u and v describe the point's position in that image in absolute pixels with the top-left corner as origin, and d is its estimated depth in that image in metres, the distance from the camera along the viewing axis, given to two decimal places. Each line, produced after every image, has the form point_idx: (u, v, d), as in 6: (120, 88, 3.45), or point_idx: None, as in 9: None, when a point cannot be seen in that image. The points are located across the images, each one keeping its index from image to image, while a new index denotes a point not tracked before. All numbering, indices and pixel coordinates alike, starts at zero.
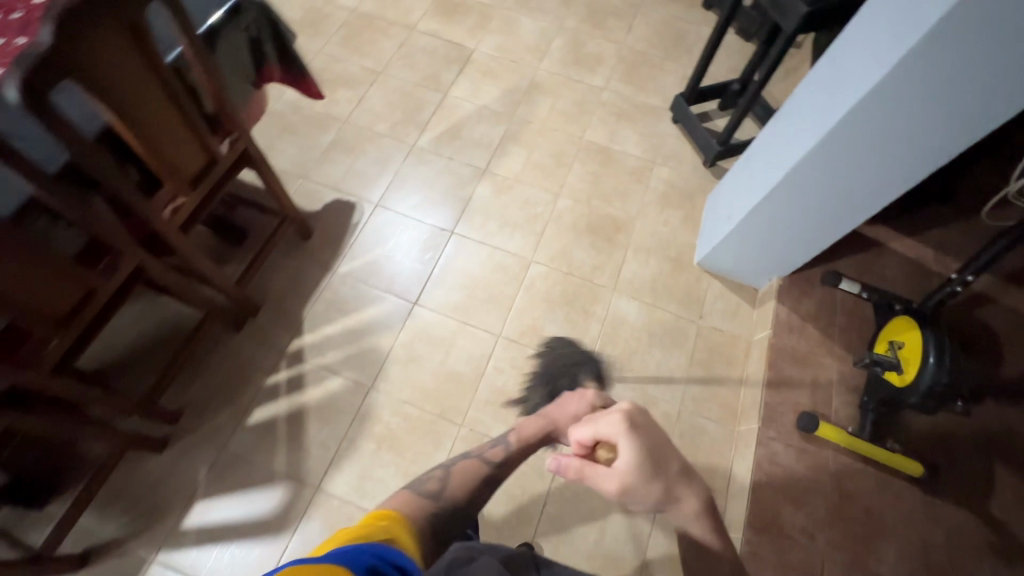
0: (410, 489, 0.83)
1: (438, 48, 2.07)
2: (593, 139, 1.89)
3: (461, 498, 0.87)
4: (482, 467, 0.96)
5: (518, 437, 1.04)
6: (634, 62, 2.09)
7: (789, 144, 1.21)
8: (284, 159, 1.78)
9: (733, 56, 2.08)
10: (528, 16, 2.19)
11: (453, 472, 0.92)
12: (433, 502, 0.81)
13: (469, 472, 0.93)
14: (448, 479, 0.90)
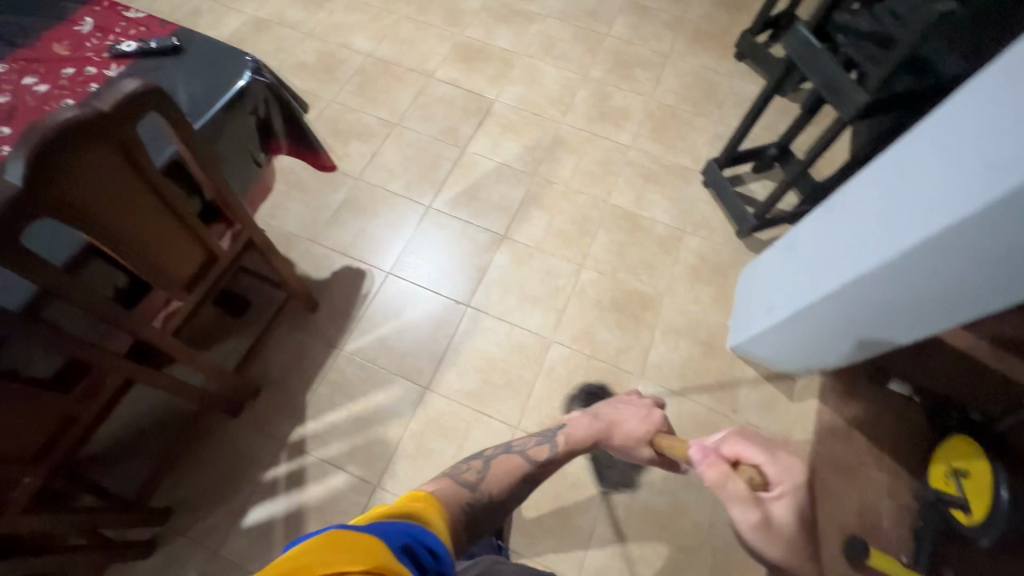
0: (450, 479, 0.74)
1: (457, 98, 1.97)
2: (619, 204, 1.78)
3: (493, 498, 0.76)
4: (521, 468, 0.82)
5: (567, 441, 0.88)
6: (663, 118, 1.99)
7: (848, 250, 1.10)
8: (292, 220, 1.68)
9: (767, 116, 1.97)
10: (552, 65, 2.09)
11: (489, 468, 0.80)
12: (469, 493, 0.73)
13: (505, 464, 0.82)
14: (486, 475, 0.78)
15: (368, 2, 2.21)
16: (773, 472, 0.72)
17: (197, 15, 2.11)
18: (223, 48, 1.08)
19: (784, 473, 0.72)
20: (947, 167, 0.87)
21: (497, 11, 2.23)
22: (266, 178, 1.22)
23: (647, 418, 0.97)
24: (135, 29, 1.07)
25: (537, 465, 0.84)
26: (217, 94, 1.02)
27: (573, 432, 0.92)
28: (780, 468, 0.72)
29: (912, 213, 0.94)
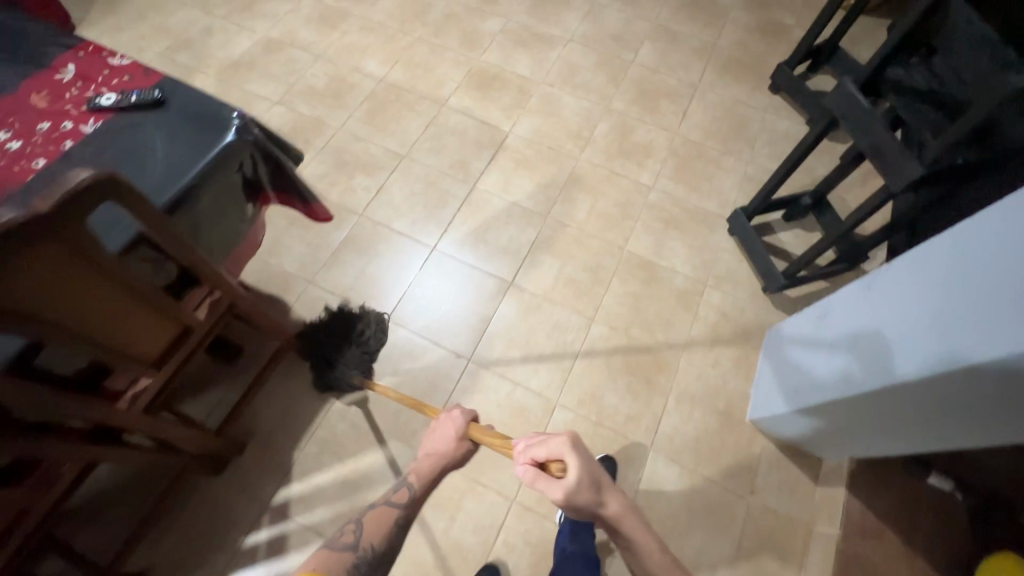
0: (326, 550, 0.80)
1: (469, 129, 1.88)
2: (636, 251, 1.66)
3: (373, 552, 0.83)
4: (387, 518, 0.88)
5: (418, 478, 0.92)
6: (688, 156, 1.86)
7: (882, 346, 0.96)
8: (290, 258, 1.61)
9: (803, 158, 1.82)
10: (572, 94, 1.97)
11: (361, 527, 0.85)
12: (349, 555, 0.80)
13: (375, 523, 0.87)
14: (361, 531, 0.84)
15: (383, 23, 2.13)
16: (558, 448, 0.81)
17: (209, 34, 2.06)
18: (207, 99, 1.00)
19: (562, 447, 0.81)
20: (995, 282, 0.74)
21: (516, 34, 2.12)
22: (252, 233, 1.14)
23: (452, 422, 0.97)
24: (118, 77, 1.01)
25: (404, 507, 0.89)
26: (196, 155, 0.94)
27: (419, 466, 0.95)
28: (561, 439, 0.81)
29: (951, 325, 0.81)
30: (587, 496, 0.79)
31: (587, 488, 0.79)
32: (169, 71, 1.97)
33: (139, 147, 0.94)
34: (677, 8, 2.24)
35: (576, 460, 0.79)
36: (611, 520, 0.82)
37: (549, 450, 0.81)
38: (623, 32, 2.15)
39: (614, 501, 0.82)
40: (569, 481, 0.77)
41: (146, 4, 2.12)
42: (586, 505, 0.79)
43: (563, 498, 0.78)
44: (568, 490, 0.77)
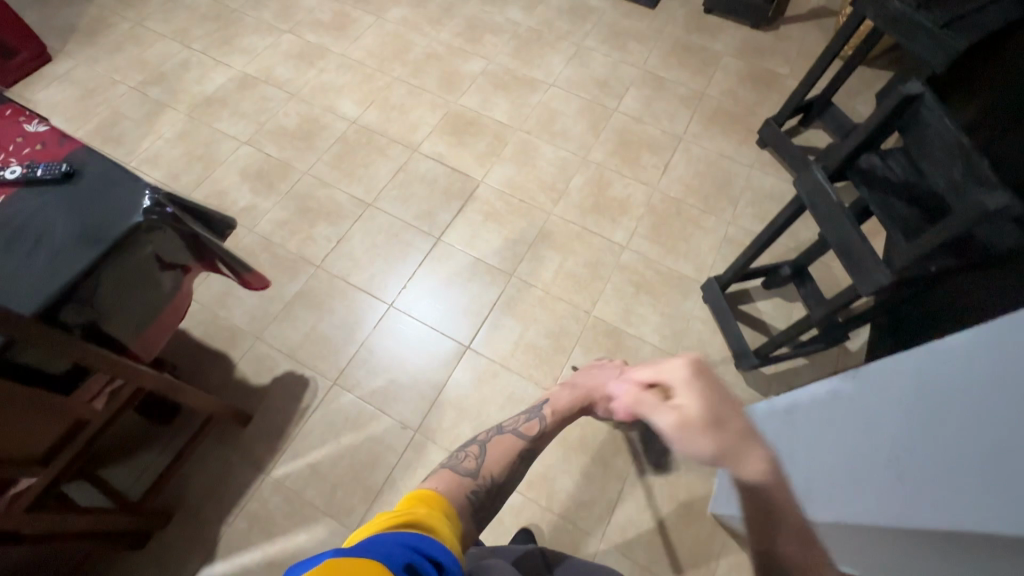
0: (450, 471, 0.75)
1: (439, 176, 1.81)
2: (603, 317, 1.58)
3: (498, 479, 0.78)
4: (515, 446, 0.85)
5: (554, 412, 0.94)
6: (667, 213, 1.77)
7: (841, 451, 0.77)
8: (240, 311, 1.54)
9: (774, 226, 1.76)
10: (550, 143, 1.90)
11: (486, 457, 0.81)
12: (472, 479, 0.74)
13: (499, 449, 0.83)
14: (483, 460, 0.79)
15: (361, 61, 2.08)
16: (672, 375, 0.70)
17: (185, 68, 2.02)
18: (122, 173, 0.95)
19: (689, 373, 0.69)
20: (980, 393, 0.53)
21: (498, 76, 2.06)
22: (174, 308, 1.09)
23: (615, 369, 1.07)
24: (31, 145, 0.95)
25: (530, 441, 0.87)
26: (97, 237, 0.88)
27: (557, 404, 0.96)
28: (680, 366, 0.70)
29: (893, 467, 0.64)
30: (716, 439, 0.60)
31: (708, 425, 0.62)
32: (139, 105, 1.92)
33: (37, 226, 0.88)
34: (666, 53, 2.16)
35: (700, 394, 0.66)
36: (746, 484, 0.60)
37: (667, 374, 0.71)
38: (609, 77, 2.08)
39: (754, 459, 0.59)
40: (684, 410, 0.65)
41: (126, 36, 2.09)
42: (710, 449, 0.61)
43: (674, 427, 0.64)
44: (684, 415, 0.64)
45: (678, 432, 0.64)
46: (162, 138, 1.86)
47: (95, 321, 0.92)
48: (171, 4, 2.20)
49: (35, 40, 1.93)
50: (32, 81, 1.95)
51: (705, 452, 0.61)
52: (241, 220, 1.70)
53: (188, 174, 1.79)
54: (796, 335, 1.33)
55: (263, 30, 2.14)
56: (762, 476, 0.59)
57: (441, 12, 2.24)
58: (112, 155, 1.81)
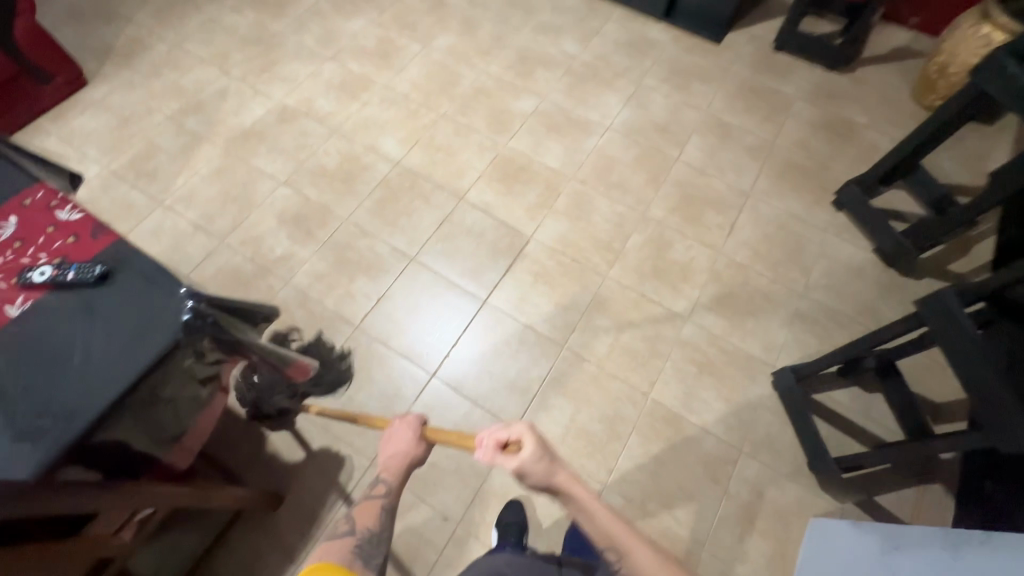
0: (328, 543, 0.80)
1: (487, 230, 1.69)
2: (661, 401, 1.45)
3: (372, 533, 0.82)
4: (374, 508, 0.86)
5: (388, 472, 0.90)
6: (733, 282, 1.63)
7: None
8: None
9: (850, 303, 1.61)
10: (606, 196, 1.76)
11: (355, 518, 0.84)
12: (347, 542, 0.79)
13: (364, 514, 0.85)
14: (354, 521, 0.84)
15: (406, 95, 1.96)
16: (511, 431, 0.79)
17: (223, 96, 1.93)
18: (162, 273, 0.85)
19: (520, 426, 0.80)
20: None
21: (550, 117, 1.92)
22: (210, 409, 0.98)
23: (406, 423, 0.95)
24: (62, 238, 0.86)
25: (385, 497, 0.88)
26: (131, 358, 0.78)
27: (386, 461, 0.92)
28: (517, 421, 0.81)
29: None
30: (539, 467, 0.76)
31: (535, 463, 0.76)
32: (175, 136, 1.83)
33: (68, 345, 0.79)
34: (732, 96, 2.00)
35: (532, 439, 0.77)
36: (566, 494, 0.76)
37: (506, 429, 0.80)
38: (669, 122, 1.93)
39: (564, 473, 0.77)
40: (524, 456, 0.76)
41: (163, 59, 2.01)
42: (538, 476, 0.76)
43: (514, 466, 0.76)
44: (522, 461, 0.76)
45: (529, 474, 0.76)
46: (197, 175, 1.76)
47: (127, 446, 0.83)
48: (211, 25, 2.10)
49: (71, 64, 1.85)
50: (67, 106, 1.88)
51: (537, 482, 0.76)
52: (276, 270, 1.60)
53: (223, 216, 1.69)
54: (903, 458, 1.20)
55: (304, 57, 2.04)
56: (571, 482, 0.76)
57: (491, 42, 2.11)
58: (145, 191, 1.72)
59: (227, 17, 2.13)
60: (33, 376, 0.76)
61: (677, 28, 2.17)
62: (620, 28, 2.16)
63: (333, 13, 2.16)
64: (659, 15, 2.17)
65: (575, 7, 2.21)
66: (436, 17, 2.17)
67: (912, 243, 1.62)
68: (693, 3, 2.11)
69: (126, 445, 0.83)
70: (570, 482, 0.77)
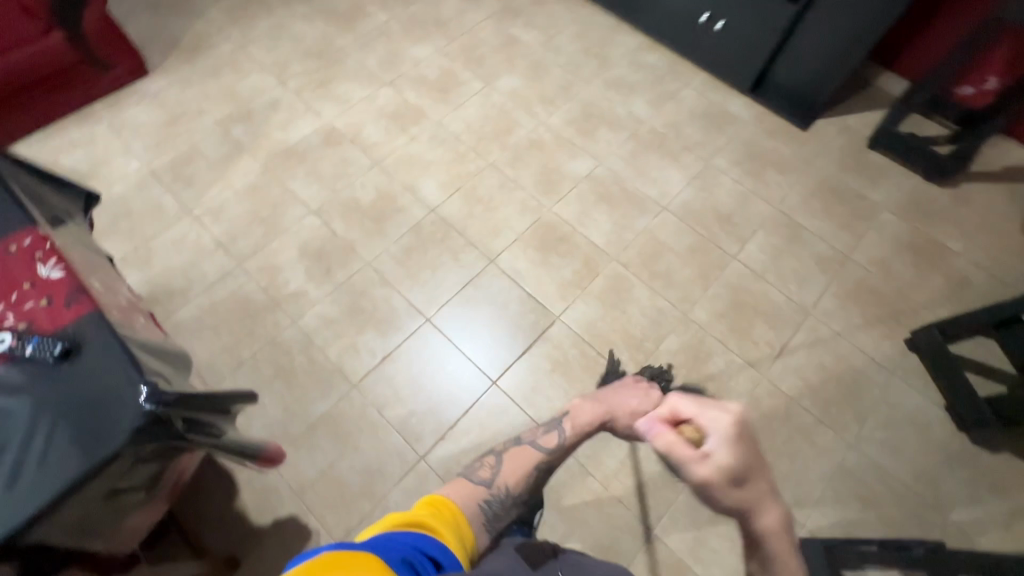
0: (466, 479, 0.77)
1: (512, 301, 1.56)
2: (665, 542, 1.31)
3: (511, 491, 0.79)
4: (531, 460, 0.85)
5: (574, 427, 0.91)
6: (772, 414, 1.44)
7: None
8: (257, 426, 1.37)
9: (906, 467, 1.40)
10: (648, 286, 1.60)
11: (503, 469, 0.82)
12: (485, 489, 0.76)
13: (517, 460, 0.84)
14: (499, 471, 0.81)
15: (457, 135, 1.86)
16: (709, 419, 0.72)
17: (274, 109, 1.88)
18: (127, 362, 0.76)
19: (731, 425, 0.70)
20: None
21: (604, 184, 1.78)
22: (154, 506, 0.88)
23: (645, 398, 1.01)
24: (35, 299, 0.79)
25: (549, 453, 0.87)
26: (66, 467, 0.69)
27: (579, 416, 0.94)
28: (726, 416, 0.72)
29: None
30: (732, 492, 0.65)
31: (733, 477, 0.66)
32: (219, 144, 1.80)
33: (7, 437, 0.71)
34: (810, 194, 1.80)
35: (728, 436, 0.69)
36: (755, 537, 0.65)
37: (705, 419, 0.73)
38: (734, 212, 1.75)
39: (771, 515, 0.65)
40: (715, 456, 0.67)
41: (225, 60, 1.98)
42: (729, 500, 0.65)
43: (701, 476, 0.66)
44: (712, 463, 0.66)
45: (715, 482, 0.65)
46: (231, 188, 1.71)
47: (52, 551, 0.74)
48: (278, 31, 2.07)
49: (134, 55, 1.85)
50: (123, 95, 1.87)
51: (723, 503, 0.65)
52: (287, 307, 1.53)
53: (247, 237, 1.63)
54: None
55: (363, 78, 1.97)
56: (775, 531, 0.64)
57: (557, 90, 1.98)
58: (177, 197, 1.69)
59: (296, 24, 2.09)
60: None
61: (761, 106, 1.97)
62: (699, 97, 1.99)
63: (401, 36, 2.08)
64: (744, 88, 1.98)
65: (654, 66, 2.06)
66: (505, 55, 2.06)
67: (997, 411, 1.38)
68: (784, 82, 1.91)
69: (51, 550, 0.74)
70: (766, 506, 0.65)
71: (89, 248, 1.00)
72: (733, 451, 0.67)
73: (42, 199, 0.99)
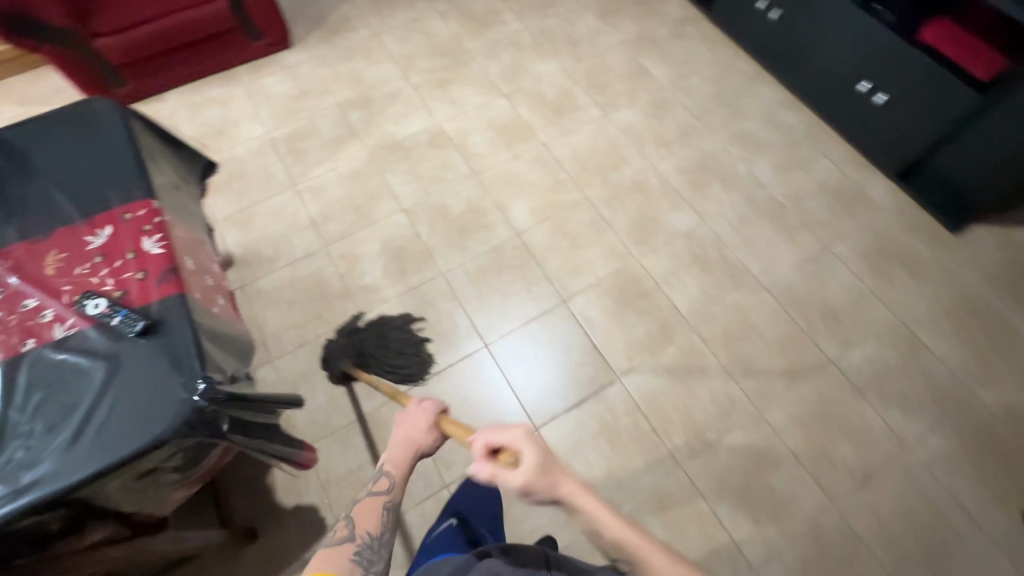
0: (324, 549, 0.73)
1: (574, 349, 1.49)
2: None
3: (373, 537, 0.76)
4: (377, 505, 0.79)
5: (391, 466, 0.83)
6: (833, 551, 1.27)
7: None
8: (303, 408, 1.42)
9: None
10: (724, 369, 1.47)
11: (355, 520, 0.77)
12: (351, 546, 0.74)
13: (366, 509, 0.79)
14: (357, 524, 0.77)
15: (561, 161, 1.80)
16: (511, 438, 0.73)
17: (392, 100, 1.93)
18: (194, 352, 0.79)
19: (524, 434, 0.72)
20: None
21: (702, 245, 1.65)
22: (191, 486, 0.91)
23: (422, 408, 0.88)
24: (133, 270, 0.84)
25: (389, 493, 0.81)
26: (120, 442, 0.72)
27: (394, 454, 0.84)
28: (519, 430, 0.73)
29: None
30: (544, 485, 0.68)
31: (538, 476, 0.68)
32: (335, 125, 1.87)
33: (79, 399, 0.75)
34: (943, 309, 1.55)
35: (530, 446, 0.71)
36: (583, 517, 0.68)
37: (508, 439, 0.74)
38: (844, 310, 1.55)
39: (583, 496, 0.68)
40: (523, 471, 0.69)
41: (359, 45, 2.06)
42: (546, 495, 0.69)
43: (519, 484, 0.69)
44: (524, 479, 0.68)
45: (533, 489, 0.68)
46: (335, 170, 1.78)
47: (93, 514, 0.77)
48: (414, 24, 2.11)
49: (283, 29, 1.96)
50: (266, 63, 2.01)
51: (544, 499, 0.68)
52: (357, 299, 1.56)
53: (338, 221, 1.69)
54: None
55: (481, 85, 1.96)
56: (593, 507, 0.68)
57: (676, 134, 1.86)
58: (287, 169, 1.78)
59: (432, 20, 2.12)
60: (31, 417, 0.73)
61: (908, 196, 1.73)
62: (834, 170, 1.78)
63: (529, 48, 2.05)
64: (891, 171, 1.75)
65: (790, 126, 1.87)
66: (629, 86, 1.96)
67: None
68: (944, 174, 1.66)
69: (92, 513, 0.77)
70: (578, 490, 0.69)
71: (194, 222, 1.07)
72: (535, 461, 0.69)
73: (164, 168, 1.07)
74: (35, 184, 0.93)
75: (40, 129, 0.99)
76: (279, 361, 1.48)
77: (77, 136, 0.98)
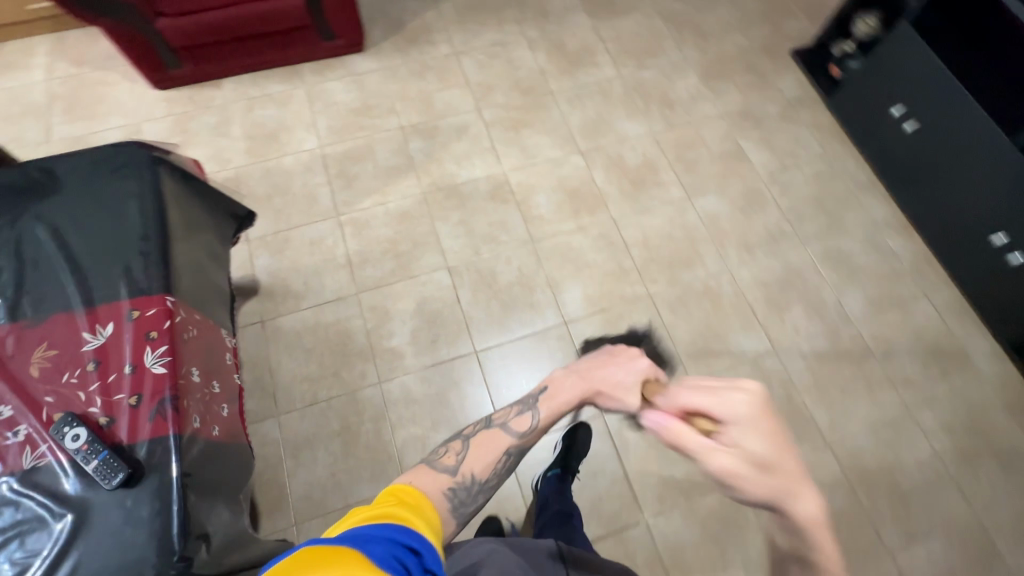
0: (426, 467, 0.67)
1: (603, 474, 1.35)
2: None
3: (477, 478, 0.68)
4: (501, 442, 0.73)
5: (548, 405, 0.76)
6: None
7: None
8: (300, 479, 1.30)
9: None
10: (765, 536, 1.30)
11: (468, 454, 0.70)
12: (450, 476, 0.66)
13: (487, 445, 0.73)
14: (467, 457, 0.70)
15: (629, 245, 1.62)
16: (724, 410, 0.63)
17: (459, 134, 1.75)
18: (174, 521, 0.66)
19: (743, 407, 0.62)
20: None
21: (769, 380, 1.46)
22: None
23: (629, 363, 0.79)
24: (125, 392, 0.71)
25: (518, 436, 0.74)
26: None
27: (557, 394, 0.78)
28: (735, 398, 0.63)
29: None
30: (757, 480, 0.59)
31: (752, 466, 0.59)
32: (393, 152, 1.71)
33: (35, 557, 0.63)
34: None
35: (747, 421, 0.61)
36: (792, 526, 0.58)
37: (720, 407, 0.63)
38: (914, 493, 1.36)
39: (807, 498, 0.57)
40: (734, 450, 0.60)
41: (436, 62, 1.88)
42: (758, 488, 0.59)
43: (724, 467, 0.60)
44: (737, 458, 0.60)
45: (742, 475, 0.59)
46: (384, 206, 1.63)
47: None
48: (498, 48, 1.92)
49: (360, 32, 1.79)
50: (333, 65, 1.84)
51: (756, 490, 0.58)
52: (380, 362, 1.43)
53: (376, 267, 1.54)
54: None
55: (559, 136, 1.77)
56: (814, 514, 0.57)
57: (763, 238, 1.65)
58: (333, 194, 1.64)
59: (518, 48, 1.92)
60: None
61: (1015, 370, 1.49)
62: (935, 320, 1.56)
63: (618, 102, 1.84)
64: (1003, 337, 1.51)
65: (894, 255, 1.64)
66: (721, 170, 1.75)
67: None
68: None
69: None
70: (801, 493, 0.58)
71: (215, 301, 0.93)
72: (752, 437, 0.60)
73: (192, 231, 0.93)
74: (34, 243, 0.79)
75: (57, 171, 0.85)
76: (285, 418, 1.36)
77: (96, 191, 0.83)
